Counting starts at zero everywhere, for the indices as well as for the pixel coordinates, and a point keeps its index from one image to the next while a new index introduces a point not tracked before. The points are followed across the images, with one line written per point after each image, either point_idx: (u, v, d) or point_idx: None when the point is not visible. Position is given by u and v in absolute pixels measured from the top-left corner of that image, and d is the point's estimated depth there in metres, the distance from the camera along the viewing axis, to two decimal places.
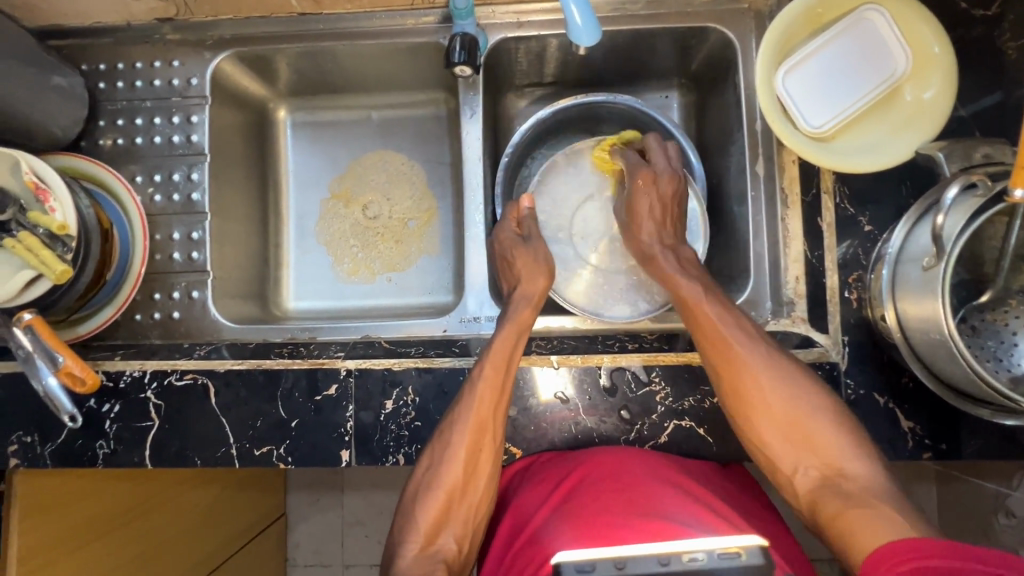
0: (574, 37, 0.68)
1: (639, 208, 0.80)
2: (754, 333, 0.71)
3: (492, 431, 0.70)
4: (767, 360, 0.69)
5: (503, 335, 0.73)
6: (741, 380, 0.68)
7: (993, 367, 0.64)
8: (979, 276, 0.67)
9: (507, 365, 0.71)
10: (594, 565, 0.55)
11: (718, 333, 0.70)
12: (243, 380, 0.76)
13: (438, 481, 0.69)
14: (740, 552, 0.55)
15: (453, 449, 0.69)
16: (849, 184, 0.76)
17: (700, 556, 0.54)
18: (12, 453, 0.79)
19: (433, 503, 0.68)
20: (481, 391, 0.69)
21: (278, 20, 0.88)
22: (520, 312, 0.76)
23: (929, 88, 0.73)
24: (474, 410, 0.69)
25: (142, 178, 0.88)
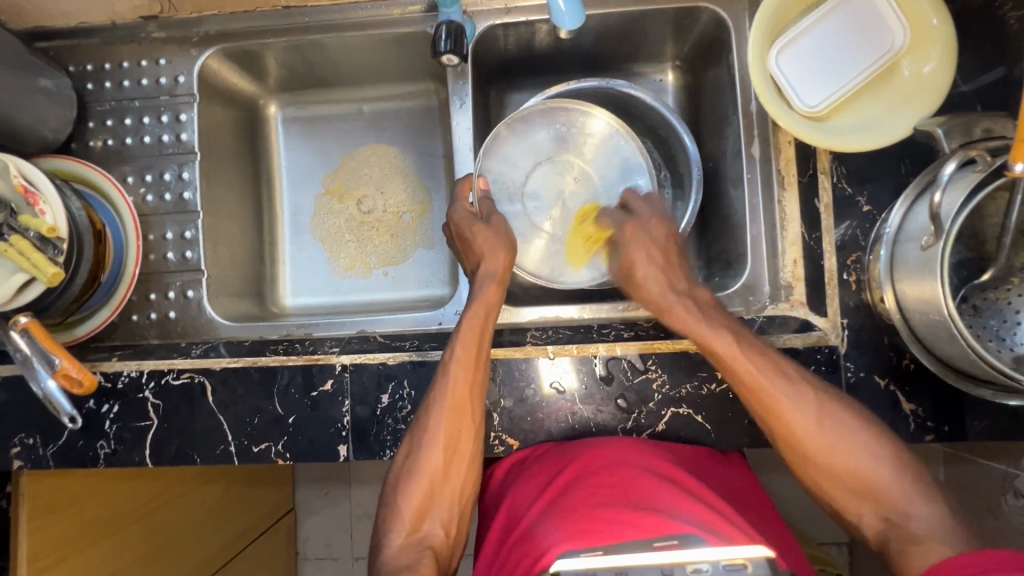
0: (557, 21, 0.67)
1: (638, 269, 0.77)
2: (807, 391, 0.66)
3: (468, 413, 0.70)
4: (818, 417, 0.65)
5: (472, 315, 0.72)
6: (793, 433, 0.65)
7: (996, 347, 0.63)
8: (979, 254, 0.65)
9: (479, 344, 0.71)
10: (594, 573, 0.52)
11: (766, 394, 0.66)
12: (239, 377, 0.77)
13: (419, 466, 0.69)
14: (746, 564, 0.51)
15: (431, 432, 0.69)
16: (847, 163, 0.74)
17: (704, 568, 0.51)
18: (15, 456, 0.78)
19: (418, 486, 0.69)
20: (455, 370, 0.69)
21: (264, 14, 0.87)
22: (486, 291, 0.74)
23: (928, 61, 0.70)
24: (451, 392, 0.69)
25: (133, 179, 0.88)
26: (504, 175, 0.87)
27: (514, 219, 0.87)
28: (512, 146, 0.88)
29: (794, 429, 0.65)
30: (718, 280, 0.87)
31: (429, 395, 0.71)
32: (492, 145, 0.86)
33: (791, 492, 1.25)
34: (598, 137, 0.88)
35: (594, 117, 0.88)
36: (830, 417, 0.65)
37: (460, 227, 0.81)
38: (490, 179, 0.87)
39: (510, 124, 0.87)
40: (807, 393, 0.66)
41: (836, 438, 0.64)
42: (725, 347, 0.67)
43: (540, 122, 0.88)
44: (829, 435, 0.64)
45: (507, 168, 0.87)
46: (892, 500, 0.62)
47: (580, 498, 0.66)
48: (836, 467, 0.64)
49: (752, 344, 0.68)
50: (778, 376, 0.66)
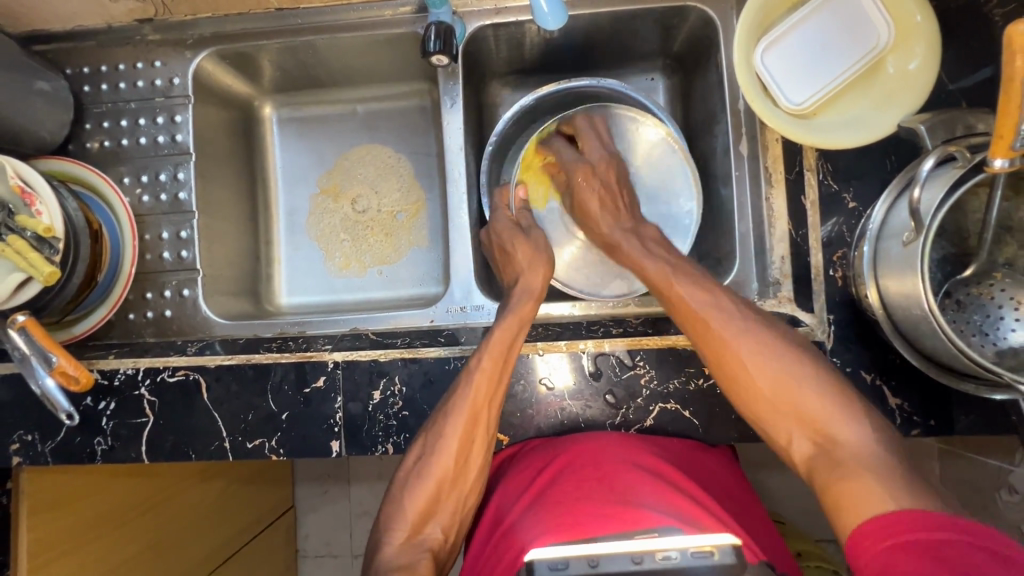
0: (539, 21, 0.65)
1: (589, 203, 0.84)
2: (765, 338, 0.67)
3: (484, 423, 0.71)
4: (775, 366, 0.65)
5: (501, 328, 0.73)
6: (748, 383, 0.66)
7: (979, 341, 0.64)
8: (963, 250, 0.66)
9: (506, 359, 0.71)
10: (568, 562, 0.57)
11: (718, 341, 0.67)
12: (233, 374, 0.78)
13: (427, 469, 0.69)
14: (712, 552, 0.57)
15: (444, 440, 0.69)
16: (833, 160, 0.75)
17: (673, 555, 0.57)
18: (15, 452, 0.79)
19: (423, 489, 0.69)
20: (477, 382, 0.70)
21: (257, 16, 0.88)
22: (522, 306, 0.75)
23: (913, 58, 0.71)
24: (472, 401, 0.69)
25: (130, 179, 0.89)
26: (547, 180, 0.92)
27: (550, 223, 0.91)
28: (556, 152, 0.92)
29: (749, 379, 0.65)
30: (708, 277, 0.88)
31: (445, 402, 0.72)
32: (540, 149, 0.91)
33: (785, 487, 1.26)
34: (648, 147, 0.91)
35: (647, 128, 0.90)
36: (769, 346, 0.66)
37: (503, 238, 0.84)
38: (531, 183, 0.92)
39: (554, 128, 0.91)
40: (767, 350, 0.66)
41: (785, 364, 0.65)
42: (688, 301, 0.70)
43: (592, 130, 0.89)
44: (777, 361, 0.65)
45: (550, 172, 0.92)
46: (822, 422, 0.62)
47: (566, 492, 0.67)
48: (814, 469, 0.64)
49: (715, 301, 0.70)
50: (738, 327, 0.67)
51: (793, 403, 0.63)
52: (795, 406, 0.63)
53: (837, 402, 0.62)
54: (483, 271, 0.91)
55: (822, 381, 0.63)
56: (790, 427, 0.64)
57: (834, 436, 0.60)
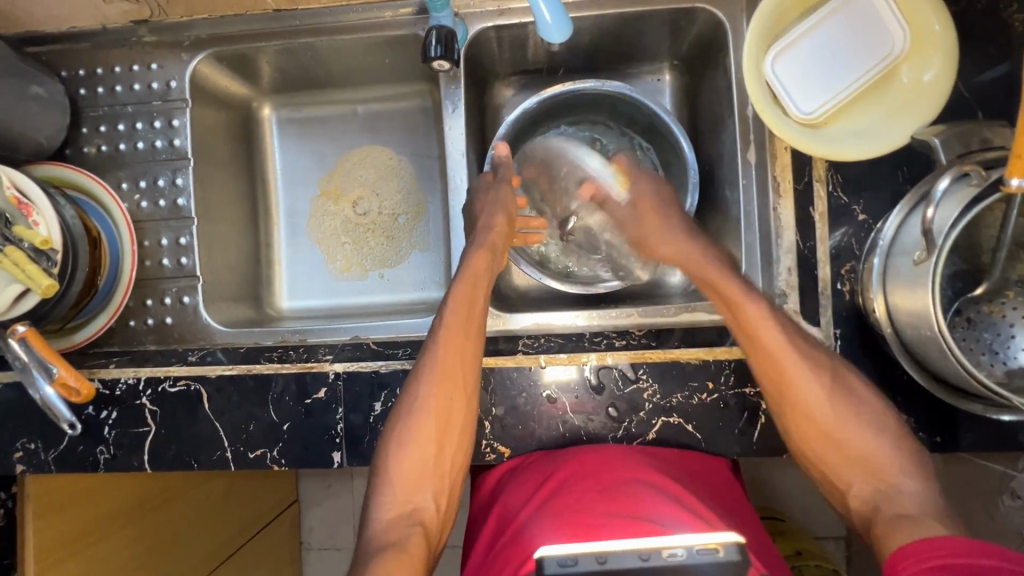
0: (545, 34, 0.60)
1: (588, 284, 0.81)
2: (822, 365, 0.68)
3: (459, 382, 0.70)
4: (831, 391, 0.67)
5: (460, 287, 0.75)
6: (809, 410, 0.67)
7: (989, 360, 0.63)
8: (975, 267, 0.64)
9: (469, 314, 0.73)
10: (576, 557, 0.55)
11: (782, 367, 0.67)
12: (234, 385, 0.78)
13: (410, 434, 0.69)
14: (718, 549, 0.54)
15: (420, 400, 0.69)
16: (843, 171, 0.73)
17: (679, 552, 0.55)
18: (18, 460, 0.79)
19: (408, 458, 0.68)
20: (444, 338, 0.71)
21: (254, 17, 0.86)
22: (474, 264, 0.77)
23: (929, 69, 0.68)
24: (441, 358, 0.70)
25: (128, 185, 0.88)
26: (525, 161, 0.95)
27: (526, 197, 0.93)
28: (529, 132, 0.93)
29: (810, 406, 0.67)
30: None
31: (419, 365, 0.71)
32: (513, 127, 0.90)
33: (787, 487, 1.26)
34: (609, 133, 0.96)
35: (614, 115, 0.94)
36: (844, 393, 0.67)
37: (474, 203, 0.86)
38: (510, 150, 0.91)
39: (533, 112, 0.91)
40: (832, 386, 0.67)
41: (851, 407, 0.67)
42: (762, 325, 0.69)
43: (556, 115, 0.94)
44: (841, 401, 0.67)
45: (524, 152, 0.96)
46: (886, 471, 0.64)
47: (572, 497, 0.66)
48: (844, 441, 0.66)
49: (783, 322, 0.69)
50: (798, 349, 0.68)
51: (861, 451, 0.65)
52: (841, 433, 0.66)
53: (902, 450, 0.64)
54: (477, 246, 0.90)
55: (886, 429, 0.66)
56: (853, 475, 0.65)
57: (893, 484, 0.63)
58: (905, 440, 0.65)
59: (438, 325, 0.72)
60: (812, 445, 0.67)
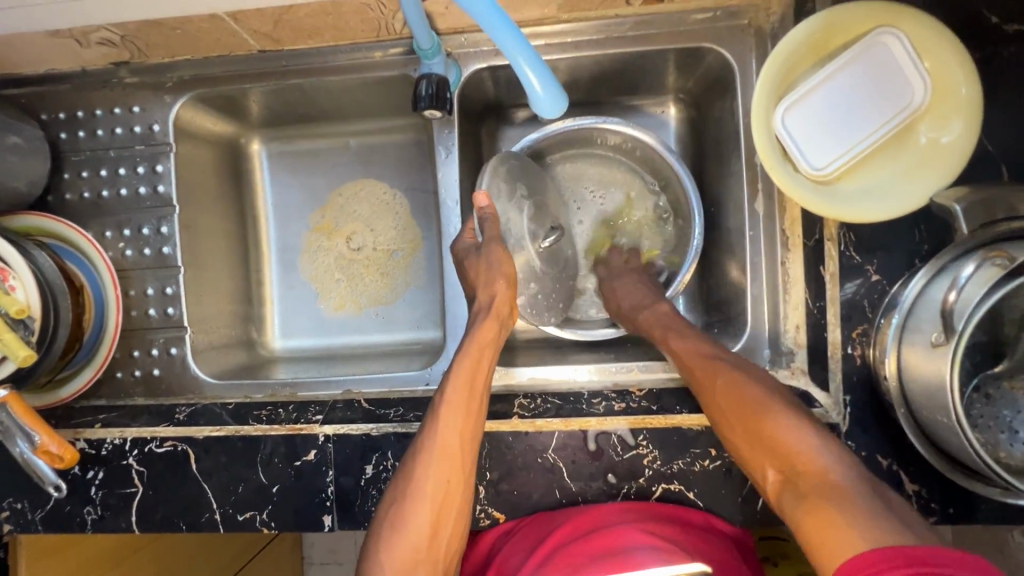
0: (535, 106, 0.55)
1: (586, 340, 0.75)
2: (759, 376, 0.65)
3: (458, 461, 0.67)
4: (762, 394, 0.62)
5: (463, 359, 0.69)
6: (737, 419, 0.62)
7: (1008, 440, 0.60)
8: (997, 340, 0.61)
9: (472, 388, 0.68)
10: None
11: (715, 383, 0.65)
12: (222, 446, 0.76)
13: (406, 518, 0.64)
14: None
15: (418, 480, 0.65)
16: (856, 230, 0.69)
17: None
18: (4, 520, 0.77)
19: (401, 541, 0.64)
20: (447, 416, 0.67)
21: (239, 58, 0.82)
22: (482, 327, 0.71)
23: (948, 131, 0.65)
24: (441, 436, 0.66)
25: (112, 233, 0.85)
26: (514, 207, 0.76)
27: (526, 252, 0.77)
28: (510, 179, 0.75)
29: (740, 412, 0.62)
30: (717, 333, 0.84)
31: (418, 441, 0.68)
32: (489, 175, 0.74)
33: None
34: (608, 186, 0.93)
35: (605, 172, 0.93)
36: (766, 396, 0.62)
37: (462, 260, 0.76)
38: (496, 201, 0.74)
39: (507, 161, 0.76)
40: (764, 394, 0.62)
41: (777, 408, 0.60)
42: (682, 349, 0.72)
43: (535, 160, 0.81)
44: (771, 402, 0.61)
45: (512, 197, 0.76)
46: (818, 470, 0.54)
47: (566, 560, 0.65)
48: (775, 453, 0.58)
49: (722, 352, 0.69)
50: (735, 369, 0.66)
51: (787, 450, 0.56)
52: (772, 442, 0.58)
53: (835, 451, 0.55)
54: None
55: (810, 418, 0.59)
56: (790, 484, 0.55)
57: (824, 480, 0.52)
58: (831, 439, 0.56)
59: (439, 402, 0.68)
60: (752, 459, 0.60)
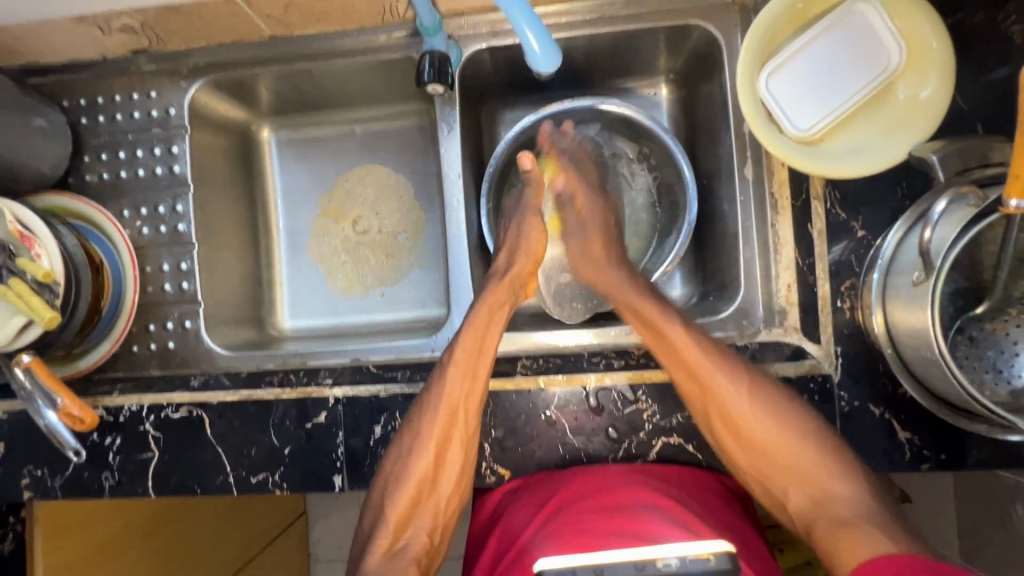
0: (535, 66, 0.59)
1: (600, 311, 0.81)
2: (733, 361, 0.70)
3: (463, 420, 0.70)
4: (744, 386, 0.68)
5: (473, 320, 0.74)
6: (723, 409, 0.68)
7: (992, 379, 0.62)
8: (976, 284, 0.63)
9: (479, 350, 0.72)
10: (575, 570, 0.50)
11: (695, 365, 0.69)
12: (236, 410, 0.78)
13: (409, 468, 0.70)
14: (710, 557, 0.49)
15: (424, 434, 0.70)
16: (841, 188, 0.72)
17: (673, 561, 0.49)
18: (25, 487, 0.80)
19: (404, 490, 0.69)
20: (453, 375, 0.71)
21: (251, 44, 0.87)
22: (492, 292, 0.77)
23: (925, 86, 0.68)
24: (446, 395, 0.70)
25: (129, 212, 0.89)
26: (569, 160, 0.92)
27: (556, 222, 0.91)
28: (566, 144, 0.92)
29: (723, 399, 0.68)
30: (712, 300, 0.86)
31: (423, 398, 0.72)
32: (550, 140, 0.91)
33: None
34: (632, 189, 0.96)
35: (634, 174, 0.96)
36: (765, 401, 0.68)
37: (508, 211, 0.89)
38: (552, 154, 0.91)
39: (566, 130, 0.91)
40: (748, 386, 0.68)
41: (779, 416, 0.67)
42: (674, 331, 0.71)
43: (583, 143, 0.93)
44: (760, 399, 0.68)
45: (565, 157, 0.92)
46: (820, 479, 0.65)
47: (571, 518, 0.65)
48: (779, 456, 0.67)
49: (704, 334, 0.71)
50: (715, 353, 0.70)
51: (792, 458, 0.66)
52: (768, 443, 0.67)
53: (827, 451, 0.65)
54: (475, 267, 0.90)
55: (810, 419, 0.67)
56: (791, 487, 0.67)
57: (829, 488, 0.64)
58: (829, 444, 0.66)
59: (448, 360, 0.72)
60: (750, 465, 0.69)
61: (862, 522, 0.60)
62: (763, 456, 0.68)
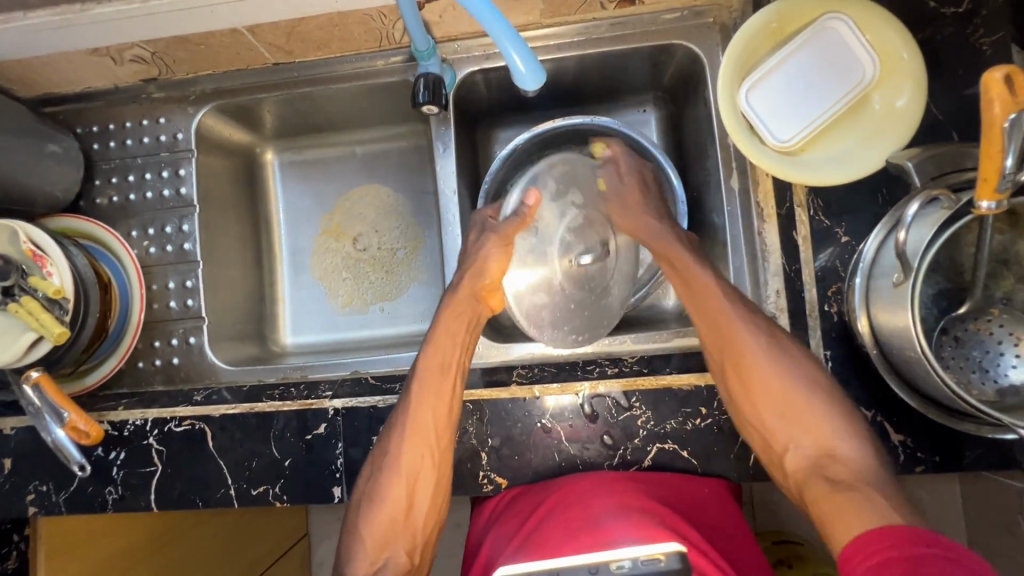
0: (518, 83, 0.63)
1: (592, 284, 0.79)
2: (760, 325, 0.70)
3: (433, 438, 0.72)
4: (766, 349, 0.69)
5: (433, 343, 0.75)
6: (745, 366, 0.69)
7: (979, 378, 0.63)
8: (958, 285, 0.65)
9: (443, 370, 0.74)
10: (539, 573, 0.53)
11: (720, 321, 0.71)
12: (237, 423, 0.80)
13: (381, 494, 0.71)
14: (661, 558, 0.51)
15: (392, 458, 0.71)
16: (823, 196, 0.75)
17: (625, 564, 0.51)
18: (31, 502, 0.82)
19: (379, 516, 0.70)
20: (419, 398, 0.72)
21: (255, 71, 0.91)
22: (453, 306, 0.76)
23: (900, 96, 0.71)
24: (414, 416, 0.72)
25: (137, 233, 0.92)
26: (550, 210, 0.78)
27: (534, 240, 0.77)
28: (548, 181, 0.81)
29: (745, 355, 0.69)
30: None
31: (393, 421, 0.73)
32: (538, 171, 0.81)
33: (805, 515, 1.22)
34: None
35: None
36: (783, 355, 0.69)
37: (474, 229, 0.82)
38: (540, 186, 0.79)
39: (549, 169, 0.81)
40: (771, 340, 0.70)
41: (805, 385, 0.68)
42: (699, 278, 0.73)
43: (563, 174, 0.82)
44: (778, 355, 0.69)
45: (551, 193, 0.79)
46: (825, 437, 0.66)
47: (556, 526, 0.67)
48: (791, 414, 0.68)
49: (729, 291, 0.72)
50: (745, 316, 0.70)
51: (796, 401, 0.68)
52: (790, 412, 0.68)
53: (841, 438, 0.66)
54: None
55: (813, 369, 0.69)
56: (792, 432, 0.68)
57: (834, 451, 0.65)
58: (835, 396, 0.68)
59: (412, 383, 0.73)
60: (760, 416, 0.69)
61: (861, 486, 0.61)
62: (788, 422, 0.68)
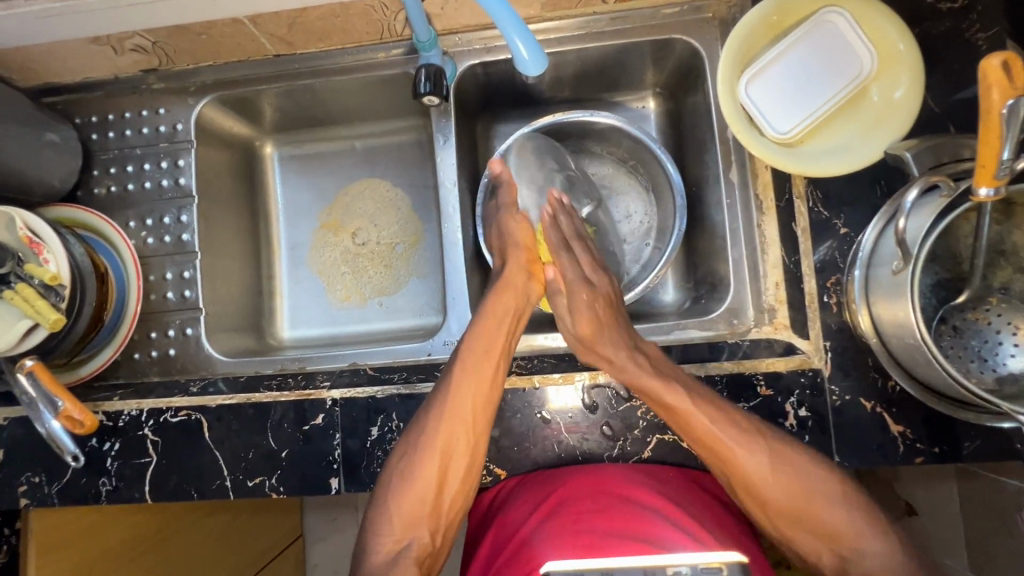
0: (522, 69, 0.63)
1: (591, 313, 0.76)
2: (749, 427, 0.68)
3: (470, 421, 0.71)
4: (770, 457, 0.67)
5: (480, 322, 0.74)
6: (743, 474, 0.68)
7: (978, 367, 0.63)
8: (957, 275, 0.65)
9: (486, 352, 0.73)
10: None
11: (707, 435, 0.68)
12: (234, 413, 0.79)
13: (411, 476, 0.70)
14: (722, 568, 0.60)
15: (426, 440, 0.70)
16: (822, 187, 0.75)
17: (684, 570, 0.59)
18: (22, 494, 0.81)
19: (406, 500, 0.70)
20: (460, 379, 0.71)
21: (256, 63, 0.91)
22: (500, 292, 0.76)
23: (898, 87, 0.72)
24: (453, 397, 0.71)
25: (135, 223, 0.92)
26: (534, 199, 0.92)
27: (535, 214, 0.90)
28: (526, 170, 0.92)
29: (743, 468, 0.68)
30: (704, 302, 0.86)
31: (432, 398, 0.72)
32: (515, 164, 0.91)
33: None
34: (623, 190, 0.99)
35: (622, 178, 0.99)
36: (787, 461, 0.67)
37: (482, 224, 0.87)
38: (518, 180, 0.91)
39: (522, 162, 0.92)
40: (771, 452, 0.67)
41: (806, 487, 0.67)
42: (675, 400, 0.67)
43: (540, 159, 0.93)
44: (781, 462, 0.67)
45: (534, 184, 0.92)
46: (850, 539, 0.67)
47: (572, 516, 0.67)
48: (808, 518, 0.68)
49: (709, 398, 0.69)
50: (732, 426, 0.68)
51: (805, 505, 0.67)
52: (798, 515, 0.68)
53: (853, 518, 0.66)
54: (472, 271, 0.91)
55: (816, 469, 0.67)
56: (803, 532, 0.69)
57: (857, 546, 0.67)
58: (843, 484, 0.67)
59: (455, 362, 0.72)
60: (769, 516, 0.70)
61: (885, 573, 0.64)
62: (792, 523, 0.69)
